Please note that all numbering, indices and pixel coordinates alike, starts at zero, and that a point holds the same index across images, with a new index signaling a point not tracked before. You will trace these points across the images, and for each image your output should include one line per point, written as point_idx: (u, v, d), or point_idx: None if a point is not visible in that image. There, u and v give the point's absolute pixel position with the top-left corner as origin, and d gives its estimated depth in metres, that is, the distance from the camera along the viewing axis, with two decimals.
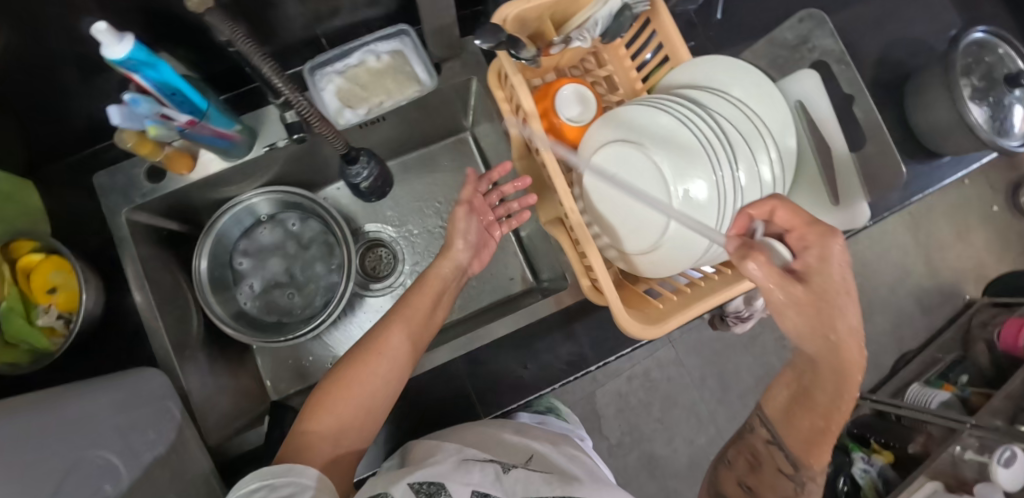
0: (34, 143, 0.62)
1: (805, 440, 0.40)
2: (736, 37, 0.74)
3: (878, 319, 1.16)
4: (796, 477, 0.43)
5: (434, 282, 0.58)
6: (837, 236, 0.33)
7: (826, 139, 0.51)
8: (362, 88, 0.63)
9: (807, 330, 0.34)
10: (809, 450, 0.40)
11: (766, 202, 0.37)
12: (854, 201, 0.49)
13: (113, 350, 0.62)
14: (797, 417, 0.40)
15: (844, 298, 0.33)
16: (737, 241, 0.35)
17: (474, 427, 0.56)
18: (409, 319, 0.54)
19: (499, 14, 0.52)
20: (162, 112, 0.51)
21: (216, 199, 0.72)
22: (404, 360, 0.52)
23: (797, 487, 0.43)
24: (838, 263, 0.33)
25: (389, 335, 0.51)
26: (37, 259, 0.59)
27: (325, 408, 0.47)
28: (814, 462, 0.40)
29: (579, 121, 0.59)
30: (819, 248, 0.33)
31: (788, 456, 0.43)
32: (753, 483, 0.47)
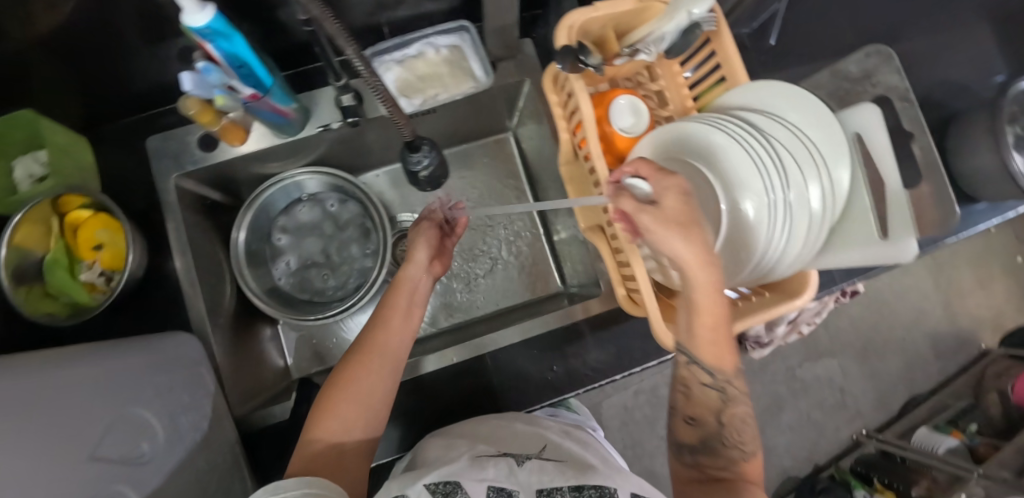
0: (95, 103, 0.63)
1: (712, 341, 0.46)
2: (786, 66, 0.74)
3: (891, 359, 1.15)
4: (714, 385, 0.49)
5: (405, 285, 0.58)
6: (671, 174, 0.42)
7: (882, 173, 0.51)
8: (419, 79, 0.63)
9: (681, 244, 0.41)
10: (718, 353, 0.47)
11: (632, 160, 0.45)
12: (910, 231, 0.47)
13: (148, 313, 0.63)
14: (696, 327, 0.46)
15: (686, 211, 0.42)
16: (613, 185, 0.46)
17: (472, 426, 0.56)
18: (392, 319, 0.55)
19: (564, 22, 0.54)
20: (229, 84, 0.52)
21: (259, 174, 0.73)
22: (395, 361, 0.52)
23: (722, 397, 0.50)
24: (676, 190, 0.42)
25: (378, 336, 0.53)
26: (85, 216, 0.60)
27: (331, 410, 0.48)
28: (721, 362, 0.48)
29: (631, 132, 0.61)
30: (668, 180, 0.42)
31: (706, 369, 0.48)
32: (692, 414, 0.51)
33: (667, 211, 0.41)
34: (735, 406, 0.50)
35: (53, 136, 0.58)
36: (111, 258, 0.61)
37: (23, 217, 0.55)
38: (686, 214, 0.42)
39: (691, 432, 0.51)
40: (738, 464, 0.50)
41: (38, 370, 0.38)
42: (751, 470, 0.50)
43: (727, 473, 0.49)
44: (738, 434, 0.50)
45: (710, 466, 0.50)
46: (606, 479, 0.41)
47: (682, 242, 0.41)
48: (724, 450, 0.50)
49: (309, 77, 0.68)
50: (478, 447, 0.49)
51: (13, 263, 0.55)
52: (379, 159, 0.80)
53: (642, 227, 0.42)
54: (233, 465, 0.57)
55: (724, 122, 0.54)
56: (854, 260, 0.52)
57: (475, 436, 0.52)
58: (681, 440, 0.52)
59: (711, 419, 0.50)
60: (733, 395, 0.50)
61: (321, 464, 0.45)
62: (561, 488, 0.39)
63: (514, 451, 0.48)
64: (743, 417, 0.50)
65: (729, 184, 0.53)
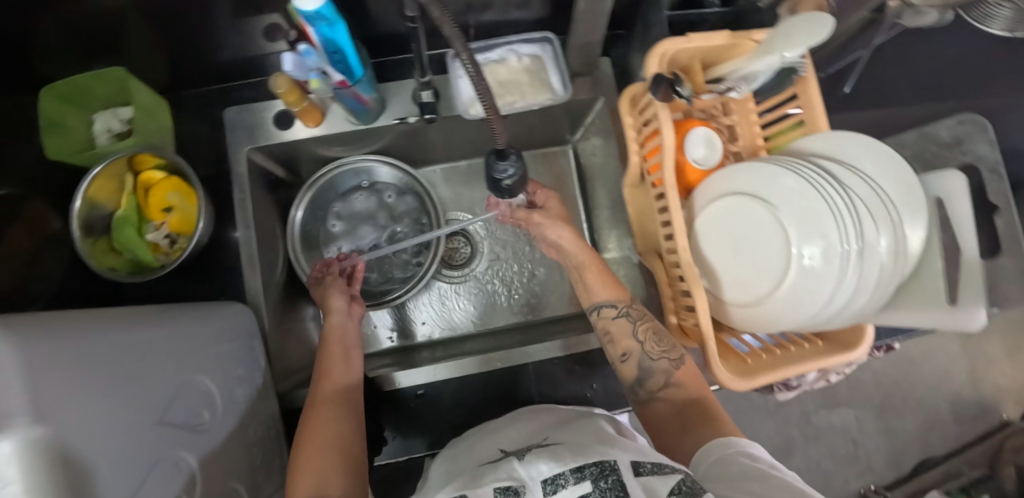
0: (181, 69, 0.64)
1: (604, 285, 0.63)
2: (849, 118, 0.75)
3: (909, 417, 1.13)
4: (620, 312, 0.60)
5: (336, 332, 0.62)
6: (550, 191, 0.71)
7: (960, 243, 0.51)
8: (499, 84, 0.64)
9: (558, 232, 0.66)
10: (604, 289, 0.63)
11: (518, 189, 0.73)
12: (980, 301, 0.47)
13: (205, 279, 0.64)
14: (590, 280, 0.64)
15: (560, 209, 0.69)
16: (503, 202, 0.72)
17: (485, 436, 0.56)
18: (332, 365, 0.57)
19: (659, 47, 0.54)
20: (323, 68, 0.55)
21: (322, 156, 0.74)
22: (349, 401, 0.53)
23: (628, 321, 0.60)
24: (552, 196, 0.70)
25: (324, 384, 0.55)
26: (158, 177, 0.62)
27: (309, 457, 0.45)
28: (618, 293, 0.62)
29: (704, 164, 0.61)
30: (549, 192, 0.70)
31: (609, 304, 0.61)
32: (621, 352, 0.58)
33: (549, 209, 0.68)
34: (645, 321, 0.59)
35: (139, 96, 0.59)
36: (180, 223, 0.62)
37: (99, 172, 0.56)
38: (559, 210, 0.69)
39: (630, 367, 0.57)
40: (675, 375, 0.56)
41: (125, 326, 0.39)
42: (688, 381, 0.55)
43: (669, 389, 0.55)
44: (658, 344, 0.57)
45: (656, 389, 0.56)
46: (604, 453, 0.42)
47: (559, 227, 0.66)
48: (653, 365, 0.56)
49: (387, 68, 0.69)
50: (477, 456, 0.51)
51: (85, 215, 0.57)
52: (439, 156, 0.81)
53: (536, 221, 0.68)
54: (271, 440, 0.58)
55: (799, 165, 0.53)
56: (921, 321, 0.51)
57: (469, 451, 0.54)
58: (630, 380, 0.58)
59: (634, 344, 0.58)
60: (637, 313, 0.60)
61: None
62: (563, 473, 0.39)
63: (517, 449, 0.49)
64: (656, 328, 0.58)
65: (801, 226, 0.51)
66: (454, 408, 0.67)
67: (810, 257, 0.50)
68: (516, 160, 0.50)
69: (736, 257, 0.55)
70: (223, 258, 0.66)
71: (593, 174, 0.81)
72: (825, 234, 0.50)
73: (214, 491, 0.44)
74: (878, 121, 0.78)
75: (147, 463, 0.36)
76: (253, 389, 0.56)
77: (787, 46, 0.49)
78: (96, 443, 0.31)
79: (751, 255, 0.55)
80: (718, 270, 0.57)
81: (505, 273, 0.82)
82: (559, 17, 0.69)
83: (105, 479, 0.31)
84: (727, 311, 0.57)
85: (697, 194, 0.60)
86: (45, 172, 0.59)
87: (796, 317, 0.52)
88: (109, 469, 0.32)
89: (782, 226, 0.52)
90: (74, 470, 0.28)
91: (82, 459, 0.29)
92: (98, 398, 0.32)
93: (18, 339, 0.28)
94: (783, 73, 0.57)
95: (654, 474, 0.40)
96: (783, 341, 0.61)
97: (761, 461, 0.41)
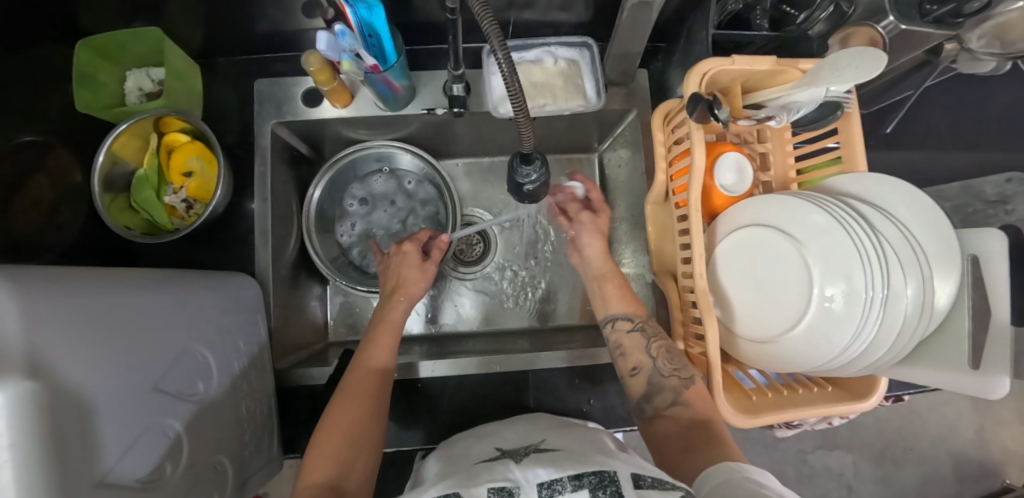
0: (216, 38, 0.65)
1: (622, 296, 0.64)
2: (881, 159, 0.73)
3: (909, 468, 1.09)
4: (635, 326, 0.61)
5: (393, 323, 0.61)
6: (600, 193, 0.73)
7: (993, 303, 0.47)
8: (531, 86, 0.63)
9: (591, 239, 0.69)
10: (621, 301, 0.64)
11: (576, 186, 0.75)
12: (1004, 370, 0.44)
13: (218, 247, 0.65)
14: (608, 291, 0.65)
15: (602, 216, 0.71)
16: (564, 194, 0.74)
17: (483, 437, 0.55)
18: (379, 359, 0.56)
19: (701, 67, 0.52)
20: (357, 51, 0.53)
21: (346, 137, 0.74)
22: (380, 398, 0.53)
23: (641, 335, 0.60)
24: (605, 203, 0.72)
25: (364, 377, 0.54)
26: (182, 140, 0.62)
27: (327, 450, 0.47)
28: (635, 307, 0.63)
29: (731, 190, 0.59)
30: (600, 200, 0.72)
31: (626, 317, 0.62)
32: (631, 365, 0.58)
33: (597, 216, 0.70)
34: (659, 340, 0.59)
35: (174, 59, 0.60)
36: (197, 189, 0.63)
37: (126, 128, 0.58)
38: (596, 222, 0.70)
39: (639, 381, 0.56)
40: (683, 394, 0.53)
41: (128, 290, 0.39)
42: (698, 402, 0.52)
43: (677, 407, 0.53)
44: (670, 361, 0.55)
45: (663, 406, 0.54)
46: (604, 464, 0.41)
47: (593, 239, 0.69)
48: (664, 381, 0.55)
49: (421, 57, 0.69)
50: (474, 457, 0.50)
51: (107, 170, 0.58)
52: (462, 150, 0.80)
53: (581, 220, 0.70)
54: (263, 417, 0.58)
55: (831, 204, 0.51)
56: (938, 380, 0.49)
57: (466, 453, 0.52)
58: (637, 396, 0.56)
59: (646, 359, 0.57)
60: (652, 330, 0.60)
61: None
62: (560, 479, 0.38)
63: (513, 451, 0.48)
64: (668, 347, 0.57)
65: (827, 268, 0.49)
66: (447, 407, 0.66)
67: (833, 300, 0.48)
68: (541, 166, 0.48)
69: (757, 291, 0.54)
70: (236, 229, 0.66)
71: (615, 186, 0.79)
72: (851, 279, 0.48)
73: (200, 463, 0.43)
74: (917, 162, 0.74)
75: (136, 428, 0.36)
76: (251, 364, 0.56)
77: (834, 79, 0.48)
78: (89, 406, 0.31)
79: (773, 291, 0.53)
80: (737, 301, 0.55)
81: (516, 273, 0.81)
82: (600, 23, 0.67)
83: (92, 442, 0.31)
84: (740, 345, 0.56)
85: (721, 218, 0.59)
86: (74, 125, 0.60)
87: (809, 361, 0.51)
88: (97, 433, 0.31)
89: (807, 265, 0.50)
90: (62, 432, 0.28)
91: (72, 422, 0.29)
92: (95, 360, 0.32)
93: (19, 295, 0.27)
94: (828, 107, 0.56)
95: (655, 489, 0.37)
96: (791, 381, 0.59)
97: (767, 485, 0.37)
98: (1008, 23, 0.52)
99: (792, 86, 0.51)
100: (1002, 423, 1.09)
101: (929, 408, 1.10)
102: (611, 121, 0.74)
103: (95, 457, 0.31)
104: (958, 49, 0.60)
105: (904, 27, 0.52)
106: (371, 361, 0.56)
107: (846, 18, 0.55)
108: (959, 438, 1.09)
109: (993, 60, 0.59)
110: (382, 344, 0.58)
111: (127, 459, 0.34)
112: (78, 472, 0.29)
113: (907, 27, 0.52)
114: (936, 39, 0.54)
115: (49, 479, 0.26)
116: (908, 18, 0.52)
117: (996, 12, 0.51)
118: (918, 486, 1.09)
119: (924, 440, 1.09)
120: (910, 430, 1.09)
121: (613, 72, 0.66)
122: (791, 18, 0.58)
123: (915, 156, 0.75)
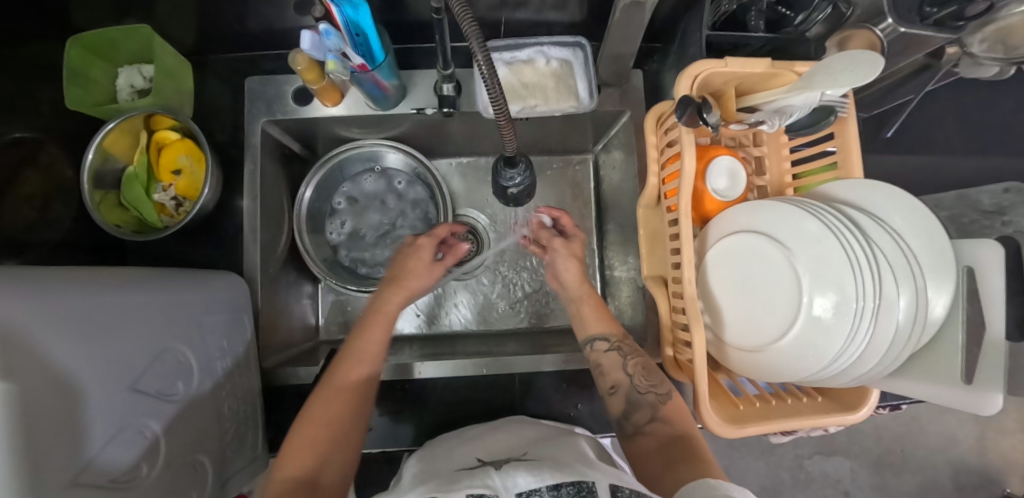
0: (207, 36, 0.64)
1: (600, 315, 0.61)
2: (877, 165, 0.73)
3: (908, 477, 1.07)
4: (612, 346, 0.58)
5: (388, 314, 0.59)
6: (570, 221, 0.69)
7: (988, 316, 0.46)
8: (522, 86, 0.62)
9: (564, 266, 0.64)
10: (599, 322, 0.61)
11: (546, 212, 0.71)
12: (998, 385, 0.43)
13: (207, 244, 0.65)
14: (584, 311, 0.62)
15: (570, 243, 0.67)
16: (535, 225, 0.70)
17: (469, 440, 0.55)
18: (371, 350, 0.55)
19: (692, 70, 0.51)
20: (344, 51, 0.52)
21: (337, 135, 0.73)
22: (365, 393, 0.53)
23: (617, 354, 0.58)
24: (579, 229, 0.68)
25: (354, 370, 0.53)
26: (172, 138, 0.63)
27: (307, 441, 0.47)
28: (612, 326, 0.60)
29: (725, 195, 0.58)
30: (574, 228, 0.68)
31: (603, 337, 0.59)
32: (610, 385, 0.57)
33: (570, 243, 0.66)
34: (636, 357, 0.57)
35: (164, 56, 0.61)
36: (186, 187, 0.63)
37: (116, 126, 0.58)
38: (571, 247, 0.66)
39: (618, 400, 0.56)
40: (661, 409, 0.54)
41: (108, 289, 0.39)
42: (676, 418, 0.53)
43: (655, 424, 0.53)
44: (647, 378, 0.56)
45: (642, 422, 0.53)
46: (584, 472, 0.40)
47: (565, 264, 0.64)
48: (642, 399, 0.55)
49: (413, 56, 0.68)
50: (454, 463, 0.49)
51: (97, 167, 0.59)
52: (455, 149, 0.80)
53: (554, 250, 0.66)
54: (247, 415, 0.58)
55: (823, 211, 0.50)
56: (929, 395, 0.48)
57: (449, 456, 0.51)
58: (616, 413, 0.56)
59: (623, 378, 0.56)
60: (629, 349, 0.58)
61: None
62: (539, 489, 0.38)
63: (496, 461, 0.47)
64: (645, 363, 0.57)
65: (816, 276, 0.48)
66: (433, 407, 0.66)
67: (821, 308, 0.47)
68: (525, 170, 0.49)
69: (744, 297, 0.53)
70: (226, 227, 0.66)
71: (609, 188, 0.79)
72: (842, 288, 0.46)
73: (177, 462, 0.44)
74: (917, 167, 0.73)
75: (113, 426, 0.36)
76: (234, 362, 0.56)
77: (828, 84, 0.46)
78: (65, 404, 0.31)
79: (761, 297, 0.52)
80: (725, 307, 0.55)
81: (507, 275, 0.81)
82: (595, 22, 0.66)
83: (68, 440, 0.31)
84: (728, 354, 0.56)
85: (712, 222, 0.58)
86: (64, 120, 0.60)
87: (795, 371, 0.50)
88: (73, 431, 0.32)
89: (795, 273, 0.49)
90: (37, 430, 0.28)
91: (47, 420, 0.29)
92: (73, 358, 0.32)
93: None
94: (821, 112, 0.55)
95: None
96: (781, 391, 0.58)
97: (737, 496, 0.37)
98: (1010, 27, 0.51)
99: (787, 89, 0.50)
100: (1003, 432, 1.07)
101: (929, 416, 1.07)
102: (606, 122, 0.73)
103: (70, 454, 0.31)
104: (959, 53, 0.59)
105: (903, 29, 0.50)
106: (366, 356, 0.55)
107: (844, 19, 0.53)
108: (960, 446, 1.07)
109: (996, 65, 0.57)
110: (369, 336, 0.57)
111: (102, 457, 0.35)
112: (53, 469, 0.29)
113: (906, 29, 0.49)
114: (935, 44, 0.53)
115: (23, 475, 0.26)
116: (907, 20, 0.51)
117: (1001, 13, 0.50)
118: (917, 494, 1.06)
119: (924, 448, 1.07)
120: (910, 438, 1.07)
121: (607, 73, 0.65)
122: (789, 19, 0.57)
123: (915, 160, 0.74)
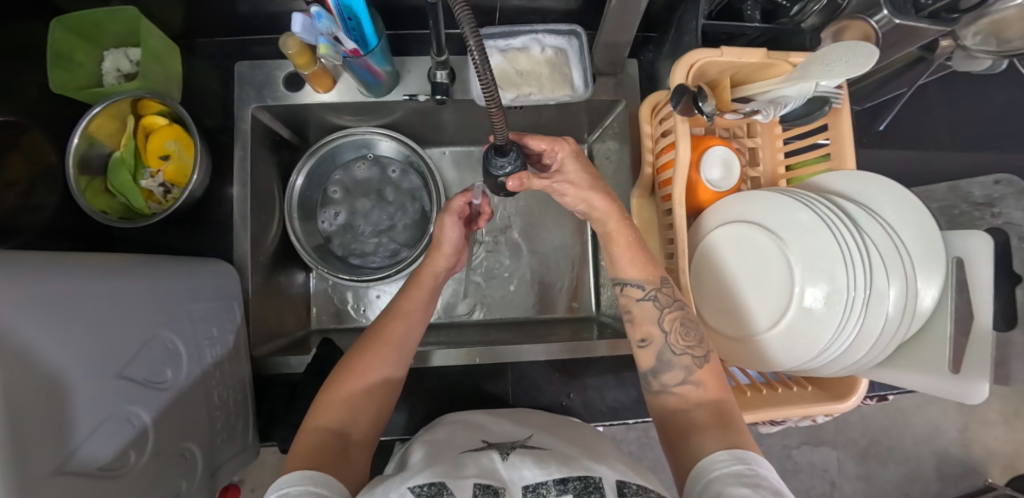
0: (195, 20, 0.63)
1: (633, 257, 0.51)
2: (868, 158, 0.73)
3: (892, 466, 1.08)
4: (644, 298, 0.50)
5: (428, 279, 0.59)
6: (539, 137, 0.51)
7: (975, 307, 0.46)
8: (517, 74, 0.62)
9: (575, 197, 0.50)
10: (630, 265, 0.51)
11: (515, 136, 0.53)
12: (983, 375, 0.44)
13: (198, 232, 0.65)
14: (614, 251, 0.52)
15: (565, 154, 0.51)
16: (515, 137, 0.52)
17: (470, 427, 0.53)
18: (406, 311, 0.55)
19: (687, 59, 0.51)
20: (336, 35, 0.51)
21: (330, 123, 0.72)
22: (396, 367, 0.52)
23: (654, 304, 0.50)
24: (572, 153, 0.51)
25: (395, 327, 0.53)
26: (160, 123, 0.62)
27: (334, 400, 0.47)
28: (647, 271, 0.51)
29: (718, 186, 0.57)
30: (559, 144, 0.50)
31: (636, 283, 0.51)
32: (640, 337, 0.50)
33: (566, 172, 0.50)
34: (674, 310, 0.49)
35: (151, 39, 0.59)
36: (174, 172, 0.62)
37: (102, 110, 0.57)
38: (581, 169, 0.50)
39: (648, 354, 0.49)
40: (696, 373, 0.47)
41: (94, 276, 0.38)
42: (712, 382, 0.47)
43: (687, 386, 0.47)
44: (684, 337, 0.48)
45: (671, 383, 0.48)
46: (591, 469, 0.40)
47: (591, 191, 0.50)
48: (674, 360, 0.48)
49: (407, 42, 0.67)
50: (458, 444, 0.47)
51: (83, 151, 0.58)
52: (449, 138, 0.79)
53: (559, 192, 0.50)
54: (236, 404, 0.57)
55: (816, 201, 0.50)
56: (917, 384, 0.49)
57: (450, 439, 0.49)
58: (643, 367, 0.50)
59: (656, 331, 0.49)
60: (667, 299, 0.50)
61: (326, 461, 0.41)
62: (545, 483, 0.37)
63: (501, 443, 0.47)
64: (684, 318, 0.49)
65: (809, 267, 0.48)
66: (424, 397, 0.66)
67: (812, 298, 0.48)
68: (516, 157, 0.46)
69: (738, 283, 0.53)
70: (217, 214, 0.65)
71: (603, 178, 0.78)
72: (834, 277, 0.47)
73: (166, 451, 0.43)
74: (909, 161, 0.73)
75: (98, 416, 0.35)
76: (225, 351, 0.55)
77: (823, 74, 0.47)
78: (52, 389, 0.31)
79: (759, 285, 0.52)
80: (719, 293, 0.55)
81: (500, 267, 0.81)
82: (591, 10, 0.66)
83: (56, 432, 0.31)
84: (721, 343, 0.55)
85: (706, 212, 0.57)
86: (50, 105, 0.59)
87: (789, 361, 0.50)
88: (61, 424, 0.31)
89: (788, 262, 0.49)
90: (24, 416, 0.27)
91: (32, 408, 0.28)
92: (61, 348, 0.32)
93: None
94: (815, 102, 0.55)
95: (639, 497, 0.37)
96: (772, 381, 0.59)
97: (768, 483, 0.35)
98: (1004, 20, 0.52)
99: (782, 80, 0.51)
100: (986, 424, 1.09)
101: (914, 408, 1.08)
102: (600, 111, 0.73)
103: (56, 441, 0.31)
104: (952, 46, 0.61)
105: (898, 21, 0.50)
106: (396, 318, 0.54)
107: (839, 11, 0.55)
108: (944, 436, 1.08)
109: (987, 58, 0.59)
110: (410, 296, 0.57)
111: (88, 447, 0.34)
112: (40, 457, 0.29)
113: (902, 21, 0.50)
114: (929, 35, 0.54)
115: (12, 470, 0.26)
116: (902, 12, 0.51)
117: (992, 9, 0.51)
118: (900, 483, 1.08)
119: (908, 438, 1.08)
120: (895, 428, 1.08)
121: (602, 62, 0.65)
122: (785, 10, 0.58)
123: (907, 154, 0.74)
